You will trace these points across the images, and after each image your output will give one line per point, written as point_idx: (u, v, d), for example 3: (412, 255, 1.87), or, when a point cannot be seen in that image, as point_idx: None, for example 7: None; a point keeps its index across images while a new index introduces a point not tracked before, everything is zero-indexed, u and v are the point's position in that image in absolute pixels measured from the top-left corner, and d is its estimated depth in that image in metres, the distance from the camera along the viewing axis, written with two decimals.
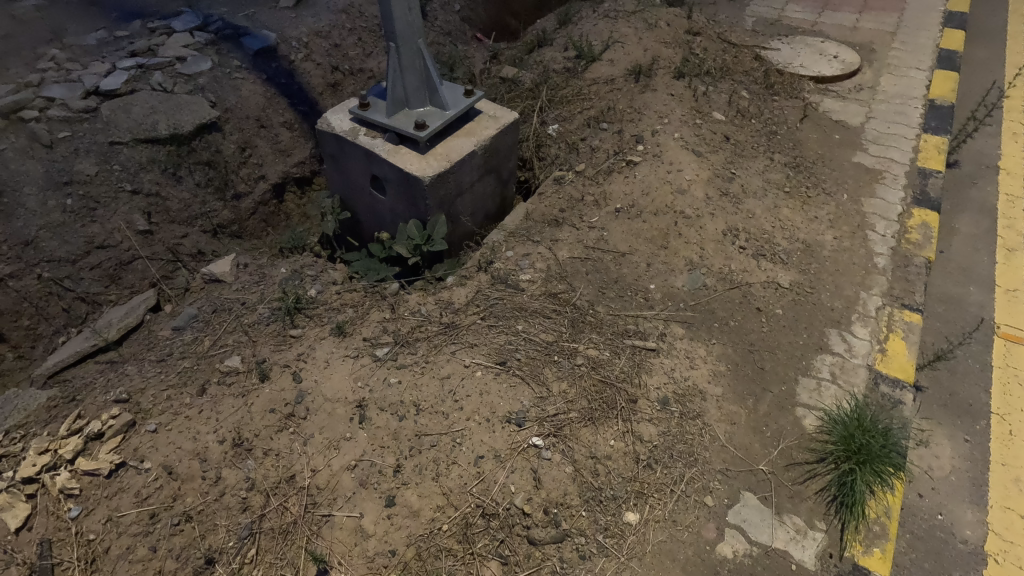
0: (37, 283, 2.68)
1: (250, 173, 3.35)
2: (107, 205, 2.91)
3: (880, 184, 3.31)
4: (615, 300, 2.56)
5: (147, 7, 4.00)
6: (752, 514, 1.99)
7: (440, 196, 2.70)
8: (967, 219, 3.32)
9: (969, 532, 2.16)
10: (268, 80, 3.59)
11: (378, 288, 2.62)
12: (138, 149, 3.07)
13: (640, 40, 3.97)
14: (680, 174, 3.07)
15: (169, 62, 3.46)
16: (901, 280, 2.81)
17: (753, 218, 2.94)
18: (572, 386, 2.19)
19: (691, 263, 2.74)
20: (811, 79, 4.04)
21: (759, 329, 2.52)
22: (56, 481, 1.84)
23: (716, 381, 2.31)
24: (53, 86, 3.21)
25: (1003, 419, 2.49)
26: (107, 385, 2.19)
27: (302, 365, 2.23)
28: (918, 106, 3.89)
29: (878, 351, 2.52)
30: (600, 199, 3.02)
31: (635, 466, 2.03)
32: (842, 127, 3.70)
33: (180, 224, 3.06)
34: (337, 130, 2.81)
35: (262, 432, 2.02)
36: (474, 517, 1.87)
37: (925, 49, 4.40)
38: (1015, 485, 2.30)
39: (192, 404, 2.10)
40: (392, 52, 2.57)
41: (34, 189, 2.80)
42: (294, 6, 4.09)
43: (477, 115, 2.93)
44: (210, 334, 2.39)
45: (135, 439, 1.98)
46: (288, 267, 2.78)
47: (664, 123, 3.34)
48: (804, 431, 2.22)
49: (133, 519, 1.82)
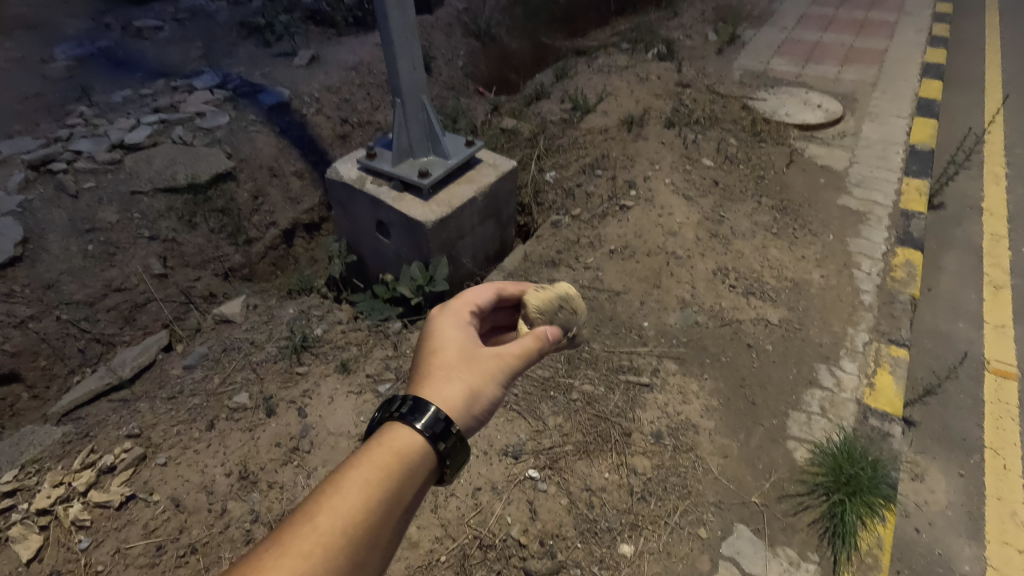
0: (56, 325, 2.79)
1: (262, 220, 3.51)
2: (126, 249, 3.06)
3: (865, 224, 3.44)
4: (610, 338, 2.66)
5: (169, 67, 4.30)
6: (745, 547, 2.02)
7: (442, 240, 2.84)
8: (953, 258, 3.43)
9: (967, 567, 2.17)
10: (281, 133, 3.80)
11: (382, 327, 2.74)
12: (157, 198, 3.26)
13: (632, 92, 4.22)
14: (671, 218, 3.22)
15: (189, 117, 3.71)
16: (888, 317, 2.90)
17: (742, 259, 3.07)
18: (567, 420, 2.28)
19: (682, 302, 2.84)
20: (796, 127, 4.24)
21: (750, 364, 2.60)
22: (70, 512, 1.91)
23: (708, 415, 2.37)
24: (81, 140, 3.45)
25: (997, 453, 2.52)
26: (120, 421, 2.28)
27: (307, 401, 2.32)
28: (900, 151, 4.06)
29: (866, 385, 2.58)
30: (595, 241, 3.16)
31: (630, 498, 2.07)
32: (826, 171, 3.87)
33: (194, 267, 3.20)
34: (345, 178, 2.99)
35: (267, 465, 2.10)
36: (471, 549, 1.91)
37: (905, 98, 4.62)
38: (1011, 519, 2.31)
39: (201, 439, 2.18)
40: (398, 107, 2.76)
41: (58, 235, 2.98)
42: (307, 64, 4.38)
43: (477, 163, 3.10)
44: (219, 372, 2.49)
45: (145, 472, 2.06)
46: (296, 308, 2.91)
47: (656, 169, 3.52)
48: (795, 463, 2.27)
49: (140, 551, 1.87)
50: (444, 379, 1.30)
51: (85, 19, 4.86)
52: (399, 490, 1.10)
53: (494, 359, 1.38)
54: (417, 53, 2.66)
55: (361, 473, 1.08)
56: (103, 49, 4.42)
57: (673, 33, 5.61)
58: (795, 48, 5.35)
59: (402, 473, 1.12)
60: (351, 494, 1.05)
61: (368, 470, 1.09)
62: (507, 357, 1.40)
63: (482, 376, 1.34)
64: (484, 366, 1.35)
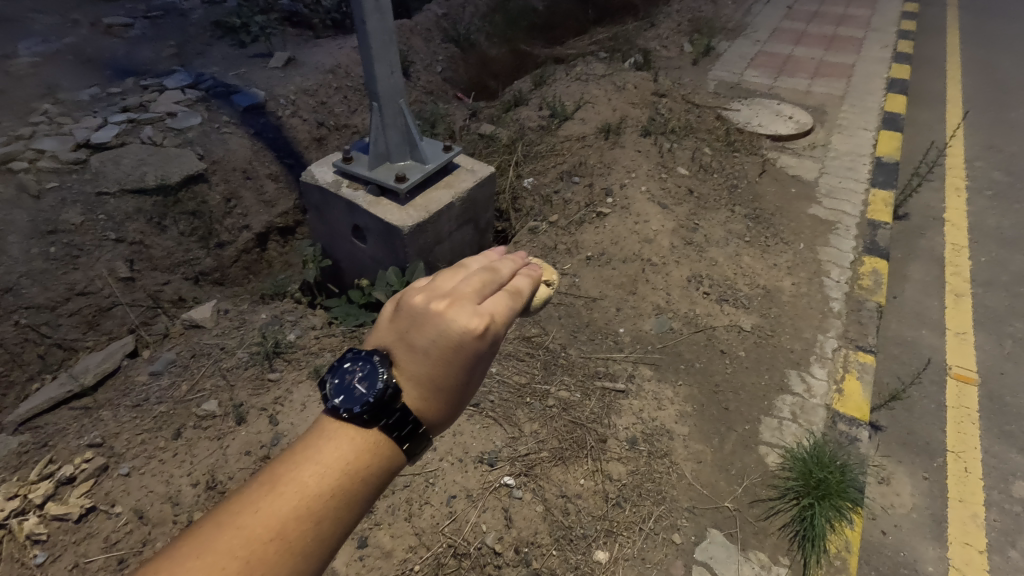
0: (13, 330, 2.69)
1: (234, 223, 3.43)
2: (90, 252, 2.96)
3: (834, 234, 3.53)
4: (587, 343, 2.67)
5: (140, 65, 4.20)
6: (718, 551, 2.04)
7: (419, 245, 2.82)
8: (917, 267, 3.54)
9: (931, 568, 2.23)
10: (255, 135, 3.74)
11: (357, 333, 2.69)
12: (124, 199, 3.16)
13: (609, 101, 4.26)
14: (647, 225, 3.25)
15: (160, 117, 3.63)
16: (855, 323, 2.97)
17: (716, 266, 3.12)
18: (543, 427, 2.27)
19: (658, 308, 2.87)
20: (768, 137, 4.34)
21: (723, 370, 2.64)
22: (24, 526, 1.82)
23: (682, 421, 2.40)
24: (44, 138, 3.35)
25: (959, 457, 2.59)
26: (81, 430, 2.20)
27: (279, 408, 2.27)
28: (867, 163, 4.19)
29: (835, 391, 2.64)
30: (572, 248, 3.17)
31: (605, 505, 2.08)
32: (797, 181, 3.96)
33: (162, 271, 3.11)
34: (320, 182, 2.95)
35: (236, 474, 2.05)
36: (445, 557, 1.88)
37: (871, 112, 4.77)
38: (973, 521, 2.38)
39: (167, 448, 2.12)
40: (375, 111, 2.73)
41: (18, 237, 2.88)
42: (283, 66, 4.32)
43: (454, 169, 3.09)
44: (187, 379, 2.42)
45: (107, 483, 1.99)
46: (269, 313, 2.85)
47: (632, 177, 3.55)
48: (767, 468, 2.31)
49: (101, 565, 1.80)
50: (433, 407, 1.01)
51: (52, 14, 4.72)
52: (348, 480, 0.90)
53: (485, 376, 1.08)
54: (394, 58, 2.64)
55: (298, 464, 0.89)
56: (70, 46, 4.31)
57: (650, 43, 5.69)
58: (768, 61, 5.48)
59: (357, 460, 0.92)
60: (283, 489, 0.87)
61: (307, 464, 0.89)
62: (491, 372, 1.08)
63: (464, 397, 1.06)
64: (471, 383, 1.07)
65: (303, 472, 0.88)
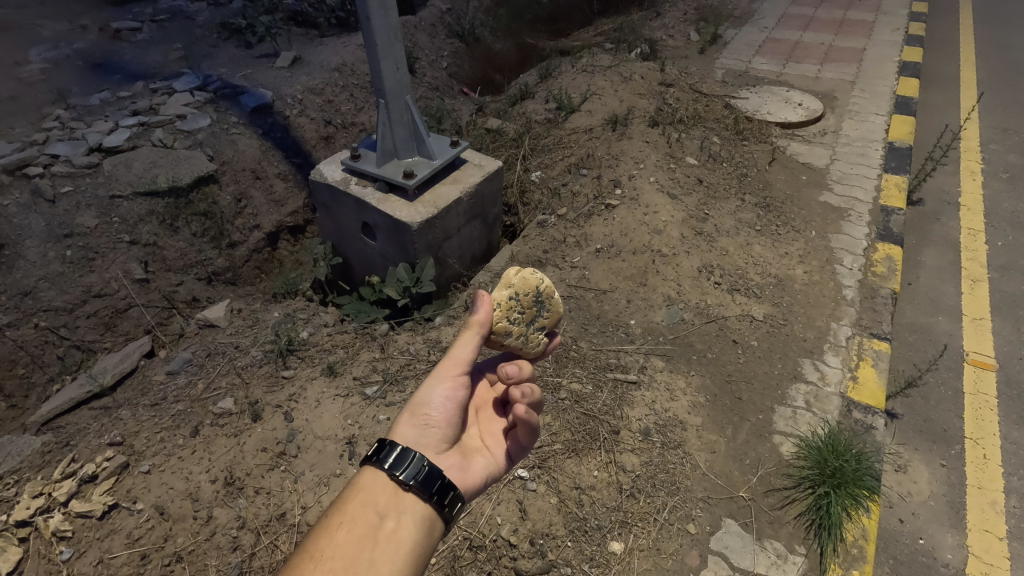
0: (34, 332, 2.75)
1: (245, 223, 3.45)
2: (105, 255, 3.01)
3: (846, 221, 3.49)
4: (598, 336, 2.67)
5: (149, 69, 4.24)
6: (733, 541, 2.04)
7: (428, 241, 2.83)
8: (932, 253, 3.50)
9: (950, 556, 2.21)
10: (263, 135, 3.76)
11: (368, 329, 2.72)
12: (137, 202, 3.20)
13: (616, 92, 4.24)
14: (656, 216, 3.23)
15: (170, 120, 3.66)
16: (869, 311, 2.94)
17: (727, 255, 3.09)
18: (556, 419, 2.28)
19: (668, 299, 2.86)
20: (778, 125, 4.30)
21: (735, 360, 2.62)
22: (49, 523, 1.87)
23: (695, 412, 2.39)
24: (57, 143, 3.39)
25: (977, 443, 2.56)
26: (101, 429, 2.23)
27: (293, 405, 2.30)
28: (879, 149, 4.13)
29: (850, 379, 2.61)
30: (581, 240, 3.17)
31: (619, 496, 2.08)
32: (808, 169, 3.92)
33: (176, 272, 3.15)
34: (329, 180, 2.97)
35: (253, 470, 2.08)
36: (461, 550, 1.90)
37: (882, 96, 4.70)
38: (992, 508, 2.35)
39: (185, 445, 2.15)
40: (381, 108, 2.74)
41: (35, 241, 2.93)
42: (290, 65, 4.34)
43: (462, 164, 3.10)
44: (204, 377, 2.45)
45: (128, 480, 2.02)
46: (281, 311, 2.88)
47: (640, 168, 3.53)
48: (781, 457, 2.30)
49: (124, 560, 1.84)
50: (414, 417, 1.41)
51: (61, 21, 4.77)
52: (366, 520, 1.21)
53: (462, 358, 1.48)
54: (399, 55, 2.64)
55: (336, 530, 1.18)
56: (80, 51, 4.35)
57: (655, 33, 5.64)
58: (776, 47, 5.41)
59: (372, 502, 1.24)
60: (327, 552, 1.14)
61: (339, 521, 1.20)
62: (461, 349, 1.48)
63: (440, 385, 1.44)
64: (460, 378, 1.47)
65: (337, 539, 1.17)
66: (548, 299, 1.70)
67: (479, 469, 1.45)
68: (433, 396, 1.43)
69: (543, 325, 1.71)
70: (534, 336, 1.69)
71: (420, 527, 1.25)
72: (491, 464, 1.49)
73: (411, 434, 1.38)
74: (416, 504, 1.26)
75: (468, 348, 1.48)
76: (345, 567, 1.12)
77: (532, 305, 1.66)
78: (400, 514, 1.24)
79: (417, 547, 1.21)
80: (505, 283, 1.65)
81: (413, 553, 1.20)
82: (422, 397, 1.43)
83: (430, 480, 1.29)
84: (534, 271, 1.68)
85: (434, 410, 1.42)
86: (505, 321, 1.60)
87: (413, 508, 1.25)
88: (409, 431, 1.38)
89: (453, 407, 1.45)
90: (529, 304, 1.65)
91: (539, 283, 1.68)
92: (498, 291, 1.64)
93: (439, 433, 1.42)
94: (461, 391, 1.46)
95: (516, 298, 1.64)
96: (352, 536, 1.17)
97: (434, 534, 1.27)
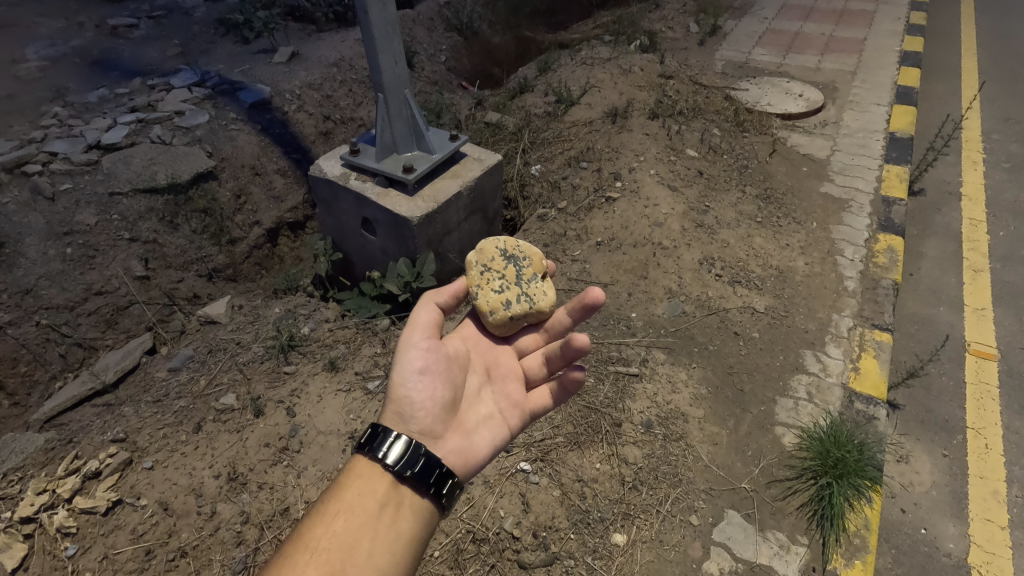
0: (35, 330, 2.75)
1: (245, 219, 3.45)
2: (106, 252, 3.00)
3: (847, 212, 3.48)
4: (599, 329, 2.68)
5: (146, 65, 4.22)
6: (736, 532, 2.04)
7: (429, 236, 2.82)
8: (933, 243, 3.48)
9: (952, 545, 2.21)
10: (262, 131, 3.75)
11: (370, 325, 2.72)
12: (137, 199, 3.18)
13: (615, 84, 4.22)
14: (656, 209, 3.22)
15: (168, 116, 3.65)
16: (870, 302, 2.93)
17: (728, 248, 3.09)
18: (558, 412, 2.28)
19: (669, 292, 2.86)
20: (778, 116, 4.28)
21: (737, 353, 2.62)
22: (54, 520, 1.87)
23: (697, 404, 2.39)
24: (56, 141, 3.38)
25: (978, 433, 2.56)
26: (104, 426, 2.23)
27: (296, 400, 2.30)
28: (880, 139, 4.11)
29: (851, 369, 2.61)
30: (581, 233, 3.17)
31: (622, 488, 2.08)
32: (808, 160, 3.91)
33: (177, 268, 3.15)
34: (328, 175, 2.95)
35: (256, 466, 2.08)
36: (464, 543, 1.91)
37: (883, 87, 4.68)
38: (993, 498, 2.36)
39: (188, 441, 2.16)
40: (380, 103, 2.72)
41: (35, 239, 2.90)
42: (287, 60, 4.31)
43: (462, 158, 3.09)
44: (206, 374, 2.45)
45: (132, 476, 2.03)
46: (282, 306, 2.88)
47: (641, 161, 3.52)
48: (783, 448, 2.30)
49: (129, 556, 1.85)
50: (397, 404, 1.47)
51: (57, 18, 4.75)
52: (364, 510, 1.28)
53: (421, 325, 1.58)
54: (398, 48, 2.62)
55: (334, 519, 1.25)
56: (77, 48, 4.34)
57: (654, 25, 5.61)
58: (776, 38, 5.39)
59: (370, 492, 1.32)
60: (326, 540, 1.22)
61: (337, 510, 1.28)
62: (418, 318, 1.59)
63: (410, 362, 1.51)
64: (426, 348, 1.54)
65: (335, 527, 1.24)
66: (516, 253, 1.90)
67: (484, 437, 1.54)
68: (407, 376, 1.49)
69: (530, 276, 1.85)
70: (533, 286, 1.83)
71: (417, 518, 1.33)
72: (500, 427, 1.58)
73: (400, 424, 1.45)
74: (412, 496, 1.34)
75: (425, 312, 1.60)
76: (342, 557, 1.20)
77: (505, 265, 1.86)
78: (398, 504, 1.32)
79: (413, 537, 1.30)
80: (471, 267, 1.87)
81: (409, 543, 1.29)
82: (398, 382, 1.49)
83: (427, 470, 1.35)
84: (488, 241, 1.91)
85: (413, 390, 1.48)
86: (494, 292, 1.76)
87: (411, 499, 1.34)
88: (396, 421, 1.45)
89: (431, 382, 1.50)
90: (502, 267, 1.85)
91: (497, 245, 1.90)
92: (471, 275, 1.84)
93: (428, 412, 1.47)
94: (433, 362, 1.53)
95: (487, 270, 1.84)
96: (349, 526, 1.25)
97: (429, 524, 1.35)
